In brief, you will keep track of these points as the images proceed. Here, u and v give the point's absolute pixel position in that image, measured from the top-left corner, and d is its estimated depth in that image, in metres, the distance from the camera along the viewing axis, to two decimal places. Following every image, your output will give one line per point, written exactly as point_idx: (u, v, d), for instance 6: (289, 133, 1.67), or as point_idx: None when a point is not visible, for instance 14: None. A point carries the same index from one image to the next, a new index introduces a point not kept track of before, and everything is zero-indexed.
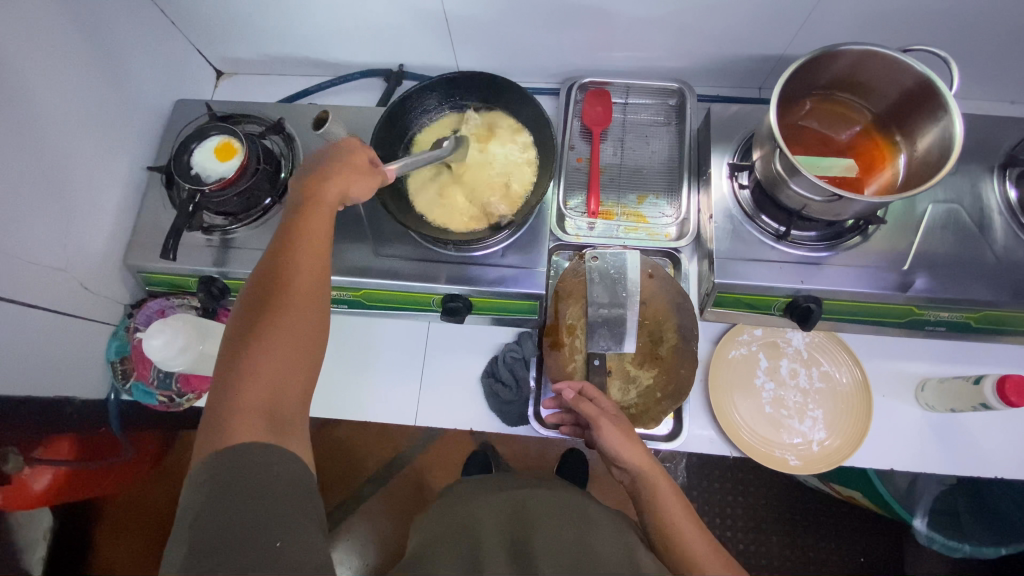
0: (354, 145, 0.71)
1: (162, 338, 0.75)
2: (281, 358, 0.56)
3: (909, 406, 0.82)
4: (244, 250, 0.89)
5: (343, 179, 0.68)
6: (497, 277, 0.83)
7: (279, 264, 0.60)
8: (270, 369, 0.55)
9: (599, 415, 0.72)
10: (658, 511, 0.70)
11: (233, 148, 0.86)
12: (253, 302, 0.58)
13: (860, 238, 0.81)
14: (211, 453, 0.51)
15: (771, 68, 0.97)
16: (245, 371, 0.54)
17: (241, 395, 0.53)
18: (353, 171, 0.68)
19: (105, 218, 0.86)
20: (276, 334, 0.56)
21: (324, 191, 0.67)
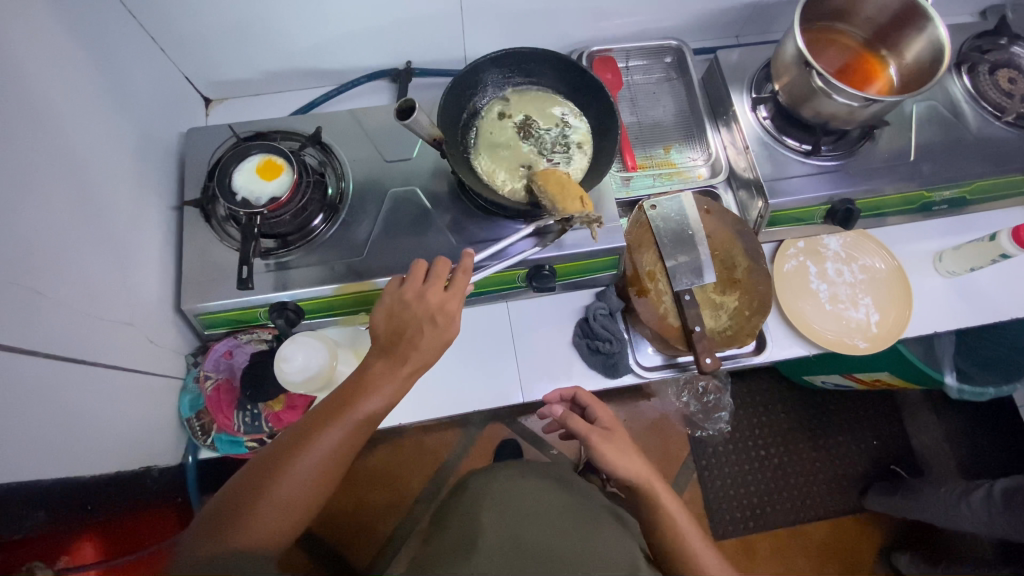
0: (450, 315, 0.68)
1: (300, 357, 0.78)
2: (287, 507, 0.58)
3: (933, 277, 0.96)
4: (306, 268, 0.84)
5: (425, 335, 0.67)
6: (575, 238, 0.85)
7: (332, 419, 0.62)
8: (278, 506, 0.58)
9: (590, 431, 0.78)
10: (657, 512, 0.74)
11: (276, 165, 0.82)
12: (297, 437, 0.62)
13: (870, 143, 0.93)
14: (199, 549, 0.55)
15: (748, 16, 1.08)
16: (259, 502, 0.57)
17: (246, 522, 0.56)
18: (430, 337, 0.67)
19: (150, 263, 0.78)
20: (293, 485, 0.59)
21: (404, 347, 0.66)
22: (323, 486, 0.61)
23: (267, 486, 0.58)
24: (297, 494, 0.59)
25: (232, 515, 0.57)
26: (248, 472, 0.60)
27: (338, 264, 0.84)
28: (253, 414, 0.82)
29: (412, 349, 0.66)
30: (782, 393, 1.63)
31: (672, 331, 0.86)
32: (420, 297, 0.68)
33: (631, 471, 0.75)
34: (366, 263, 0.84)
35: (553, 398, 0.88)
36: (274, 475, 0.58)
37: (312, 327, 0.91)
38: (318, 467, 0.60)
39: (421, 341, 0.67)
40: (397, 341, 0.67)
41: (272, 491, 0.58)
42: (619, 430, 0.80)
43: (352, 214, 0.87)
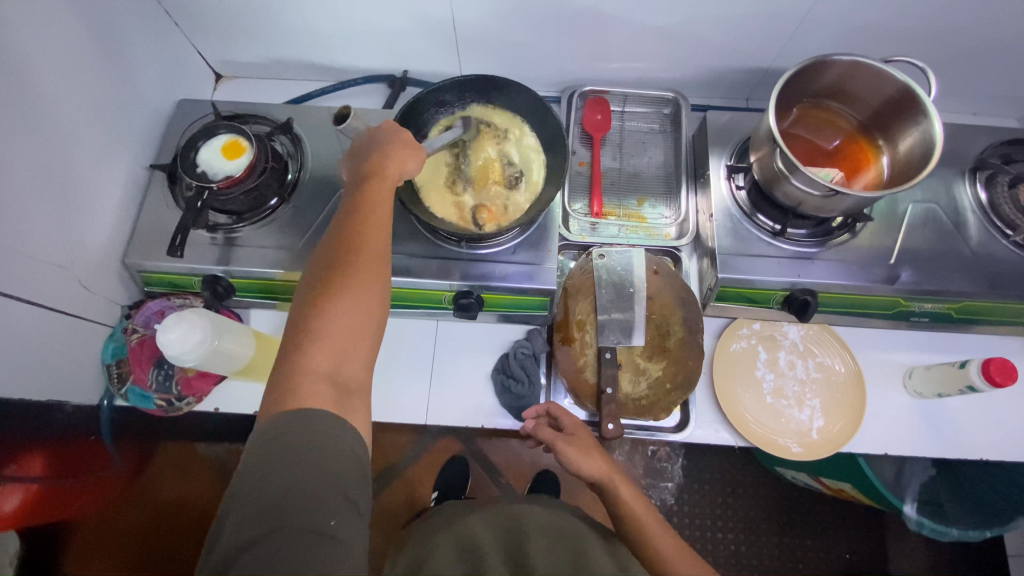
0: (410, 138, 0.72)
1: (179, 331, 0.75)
2: (348, 330, 0.57)
3: (899, 393, 0.87)
4: (247, 248, 0.87)
5: (401, 158, 0.70)
6: (504, 273, 0.84)
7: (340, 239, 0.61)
8: (341, 331, 0.56)
9: (555, 439, 0.77)
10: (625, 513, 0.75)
11: (240, 146, 0.86)
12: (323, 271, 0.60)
13: (849, 235, 0.86)
14: (285, 403, 0.52)
15: (759, 80, 1.04)
16: (320, 331, 0.55)
17: (316, 354, 0.55)
18: (407, 152, 0.70)
19: (105, 215, 0.84)
20: (346, 303, 0.57)
21: (385, 171, 0.68)
22: (375, 306, 0.59)
23: (319, 326, 0.56)
24: (348, 312, 0.57)
25: (294, 368, 0.54)
26: (294, 321, 0.57)
27: (276, 252, 0.86)
28: (167, 374, 0.86)
29: (393, 171, 0.69)
30: (754, 478, 1.51)
31: (585, 387, 0.83)
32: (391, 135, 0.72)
33: (594, 473, 0.75)
34: (301, 255, 0.86)
35: (530, 415, 0.85)
36: (319, 306, 0.57)
37: (247, 305, 0.94)
38: (360, 287, 0.59)
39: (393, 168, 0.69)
40: (379, 170, 0.68)
41: (330, 317, 0.56)
42: (582, 432, 0.80)
43: (303, 205, 0.90)
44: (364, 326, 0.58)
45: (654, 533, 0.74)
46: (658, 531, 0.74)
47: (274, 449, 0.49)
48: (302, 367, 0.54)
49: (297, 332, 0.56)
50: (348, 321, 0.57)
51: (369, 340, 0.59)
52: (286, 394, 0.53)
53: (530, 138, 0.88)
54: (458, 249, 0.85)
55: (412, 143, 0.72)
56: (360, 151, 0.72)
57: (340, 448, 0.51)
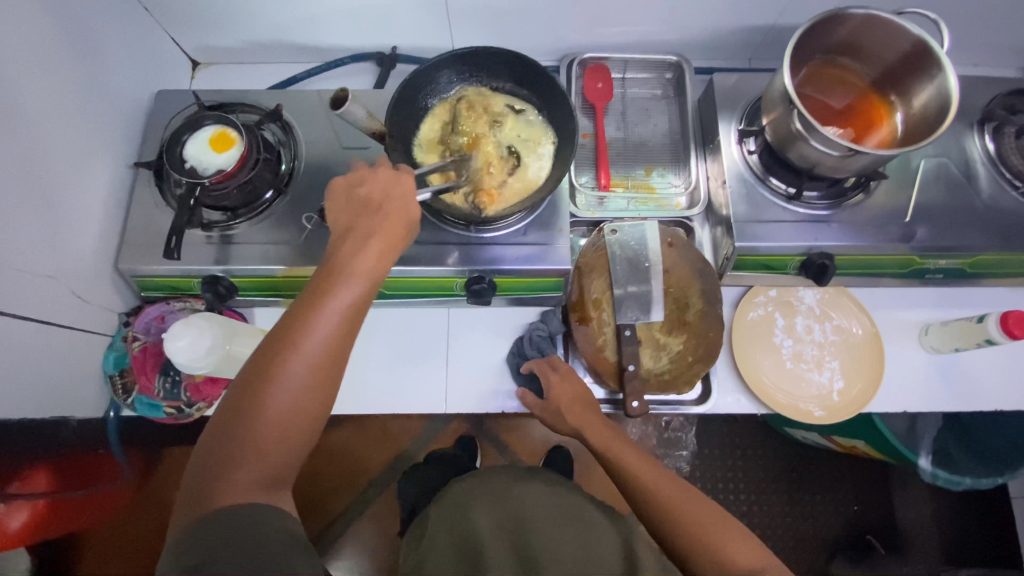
0: (400, 198, 0.66)
1: (186, 339, 0.72)
2: (288, 421, 0.55)
3: (915, 350, 0.87)
4: (246, 245, 0.83)
5: (383, 227, 0.64)
6: (517, 255, 0.82)
7: (298, 321, 0.58)
8: (279, 425, 0.55)
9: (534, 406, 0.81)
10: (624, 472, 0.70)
11: (229, 138, 0.81)
12: (272, 353, 0.56)
13: (863, 195, 0.84)
14: (209, 494, 0.52)
15: (762, 39, 1.00)
16: (256, 425, 0.54)
17: (250, 449, 0.53)
18: (389, 221, 0.64)
19: (90, 220, 0.79)
20: (292, 391, 0.55)
21: (362, 238, 0.63)
22: (320, 398, 0.57)
23: (257, 419, 0.54)
24: (293, 407, 0.55)
25: (224, 460, 0.53)
26: (231, 404, 0.56)
27: (276, 246, 0.83)
28: (174, 381, 0.83)
29: (371, 239, 0.63)
30: (762, 440, 1.53)
31: (606, 365, 0.81)
32: (372, 186, 0.66)
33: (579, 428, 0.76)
34: (305, 249, 0.83)
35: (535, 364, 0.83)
36: (260, 396, 0.54)
37: (250, 304, 0.91)
38: (308, 381, 0.56)
39: (371, 235, 0.64)
40: (356, 238, 0.63)
41: (269, 410, 0.54)
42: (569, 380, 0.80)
43: (301, 196, 0.85)
44: (307, 423, 0.56)
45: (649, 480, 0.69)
46: (654, 476, 0.69)
47: (196, 545, 0.48)
48: (235, 456, 0.53)
49: (234, 415, 0.54)
50: (287, 417, 0.55)
51: (307, 432, 0.57)
52: (208, 485, 0.52)
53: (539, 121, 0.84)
54: (466, 232, 0.82)
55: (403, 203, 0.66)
56: (347, 212, 0.66)
57: (270, 534, 0.50)
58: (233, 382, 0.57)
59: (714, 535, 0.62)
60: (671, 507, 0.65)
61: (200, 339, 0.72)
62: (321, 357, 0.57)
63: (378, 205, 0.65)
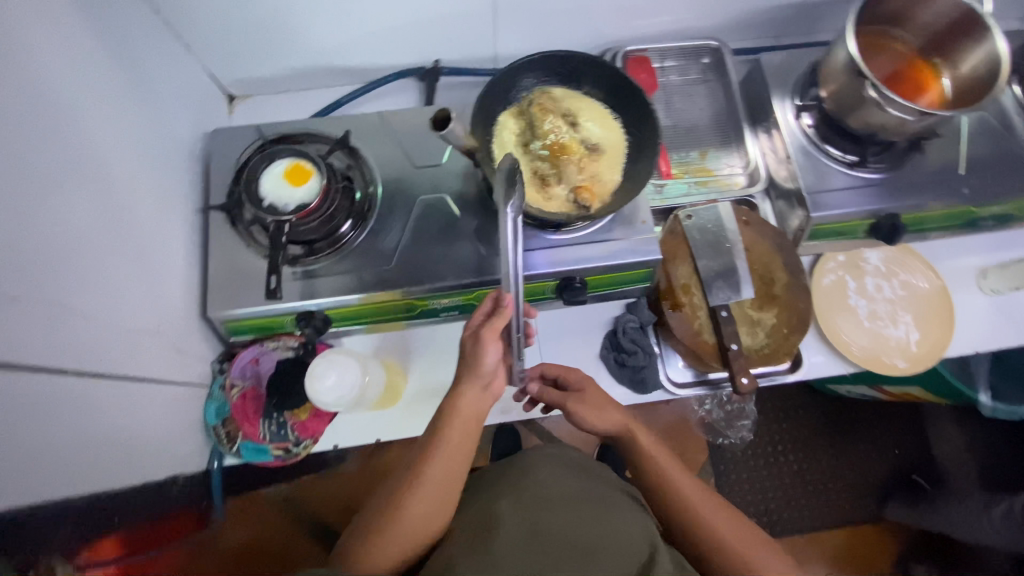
0: (496, 332, 0.65)
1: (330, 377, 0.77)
2: (408, 540, 0.64)
3: (976, 295, 0.93)
4: (334, 276, 0.82)
5: (478, 359, 0.66)
6: (607, 252, 0.83)
7: (420, 462, 0.66)
8: (405, 539, 0.63)
9: (564, 400, 0.79)
10: (647, 465, 0.76)
11: (305, 171, 0.79)
12: (402, 476, 0.66)
13: (919, 155, 0.89)
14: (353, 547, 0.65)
15: (791, 16, 1.04)
16: (384, 531, 0.63)
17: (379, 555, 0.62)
18: (480, 366, 0.67)
19: (175, 270, 0.78)
20: (410, 520, 0.63)
21: (464, 389, 0.68)
22: (438, 506, 0.65)
23: (380, 543, 0.63)
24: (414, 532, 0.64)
25: (364, 552, 0.62)
26: (373, 508, 0.67)
27: (367, 273, 0.82)
28: (279, 422, 0.81)
29: (471, 386, 0.68)
30: (804, 400, 1.60)
31: (707, 349, 0.84)
32: (473, 322, 0.68)
33: (610, 424, 0.78)
34: (395, 272, 0.82)
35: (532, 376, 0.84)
36: (392, 507, 0.64)
37: (338, 334, 0.88)
38: (428, 504, 0.64)
39: (469, 374, 0.68)
40: (461, 381, 0.68)
41: (397, 518, 0.63)
42: (591, 386, 0.81)
43: (380, 220, 0.84)
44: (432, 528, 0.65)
45: (674, 474, 0.74)
46: (677, 473, 0.75)
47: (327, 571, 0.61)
48: (371, 534, 0.64)
49: (375, 519, 0.65)
50: (411, 539, 0.64)
51: (432, 533, 0.66)
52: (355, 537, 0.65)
53: (612, 116, 0.85)
54: (522, 207, 0.62)
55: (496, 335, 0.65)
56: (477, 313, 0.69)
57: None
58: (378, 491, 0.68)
59: (729, 540, 0.68)
60: (687, 505, 0.71)
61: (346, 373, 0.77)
62: (442, 490, 0.65)
63: (472, 334, 0.67)
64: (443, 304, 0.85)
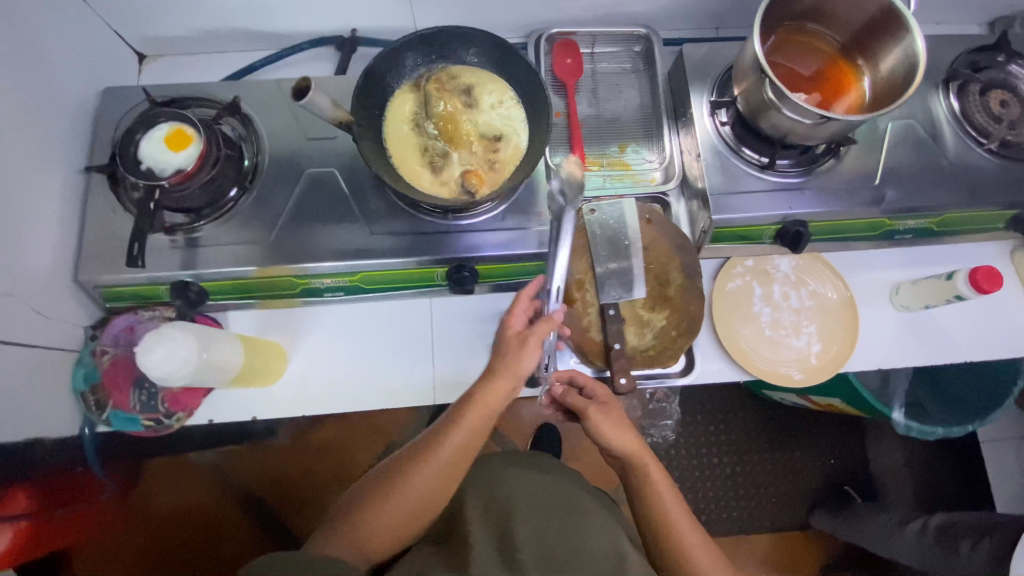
0: (528, 342, 0.71)
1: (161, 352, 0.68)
2: (397, 521, 0.66)
3: (889, 310, 0.90)
4: (214, 247, 0.80)
5: (516, 354, 0.70)
6: (496, 241, 0.80)
7: (433, 436, 0.69)
8: (396, 508, 0.66)
9: (587, 406, 0.74)
10: (645, 493, 0.72)
11: (186, 135, 0.76)
12: (415, 450, 0.69)
13: (834, 161, 0.85)
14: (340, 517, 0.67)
15: (729, 6, 1.00)
16: (377, 501, 0.66)
17: (364, 529, 0.65)
18: (531, 342, 0.71)
19: (46, 230, 0.75)
20: (402, 497, 0.66)
21: (501, 374, 0.69)
22: (441, 487, 0.68)
23: (372, 517, 0.65)
24: (405, 512, 0.66)
25: (356, 515, 0.66)
26: (378, 475, 0.69)
27: (249, 247, 0.79)
28: (150, 393, 0.80)
29: (508, 374, 0.69)
30: (743, 404, 1.58)
31: (592, 346, 0.82)
32: (513, 314, 0.74)
33: (623, 445, 0.73)
34: (277, 247, 0.80)
35: (559, 380, 0.80)
36: (397, 476, 0.67)
37: (224, 307, 0.87)
38: (430, 483, 0.67)
39: (506, 366, 0.70)
40: (500, 361, 0.70)
41: (395, 489, 0.66)
42: (614, 404, 0.76)
43: (267, 192, 0.82)
44: (429, 504, 0.68)
45: (665, 492, 0.72)
46: (674, 507, 0.71)
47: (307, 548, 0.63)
48: (369, 503, 0.66)
49: (376, 485, 0.67)
50: (404, 515, 0.66)
51: (425, 512, 0.68)
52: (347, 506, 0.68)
53: (511, 100, 0.82)
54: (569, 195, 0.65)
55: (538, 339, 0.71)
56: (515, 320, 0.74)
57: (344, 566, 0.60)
58: (385, 463, 0.70)
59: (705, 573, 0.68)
60: (670, 528, 0.70)
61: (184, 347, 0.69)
62: (448, 470, 0.68)
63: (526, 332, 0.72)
64: (327, 283, 0.84)
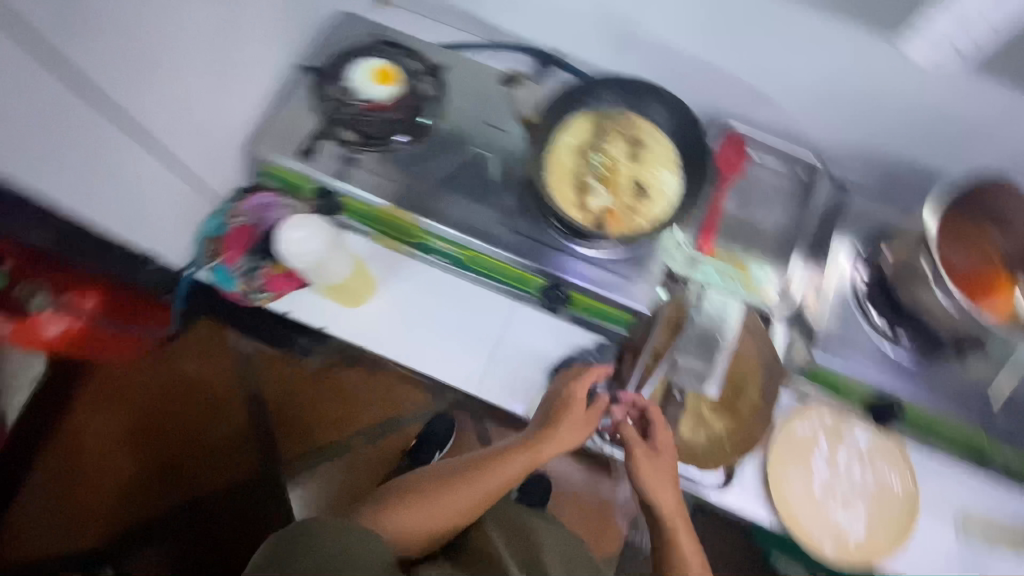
0: (591, 410, 0.78)
1: (302, 233, 0.80)
2: (421, 527, 0.67)
3: (941, 538, 0.84)
4: (365, 173, 0.88)
5: (573, 415, 0.76)
6: (599, 279, 0.84)
7: (481, 461, 0.72)
8: (423, 512, 0.67)
9: (636, 447, 0.76)
10: (673, 555, 0.71)
11: (392, 75, 0.89)
12: (457, 467, 0.72)
13: (957, 364, 0.82)
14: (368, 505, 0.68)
15: (918, 178, 0.96)
16: (407, 497, 0.68)
17: (384, 520, 0.66)
18: (583, 417, 0.77)
19: (242, 99, 0.85)
20: (436, 504, 0.68)
21: (562, 424, 0.75)
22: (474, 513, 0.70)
23: (399, 510, 0.67)
24: (433, 520, 0.67)
25: (386, 503, 0.68)
26: (412, 479, 0.72)
27: (392, 187, 0.87)
28: (255, 264, 0.88)
29: (568, 426, 0.76)
30: None
31: None
32: (578, 388, 0.79)
33: (661, 501, 0.72)
34: (414, 198, 0.86)
35: (620, 406, 0.80)
36: (437, 484, 0.70)
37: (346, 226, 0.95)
38: (469, 502, 0.69)
39: (573, 422, 0.76)
40: (563, 414, 0.77)
41: (431, 496, 0.68)
42: (667, 454, 0.77)
43: (429, 151, 0.89)
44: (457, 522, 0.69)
45: (692, 557, 0.70)
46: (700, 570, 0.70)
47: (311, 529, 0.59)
48: (400, 500, 0.68)
49: (413, 488, 0.70)
50: (432, 517, 0.67)
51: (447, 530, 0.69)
52: (377, 497, 0.69)
53: (676, 165, 0.85)
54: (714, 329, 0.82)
55: (594, 413, 0.78)
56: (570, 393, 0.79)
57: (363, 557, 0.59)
58: (420, 470, 0.74)
59: None
60: None
61: (316, 235, 0.81)
62: (488, 497, 0.70)
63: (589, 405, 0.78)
64: (439, 246, 0.90)
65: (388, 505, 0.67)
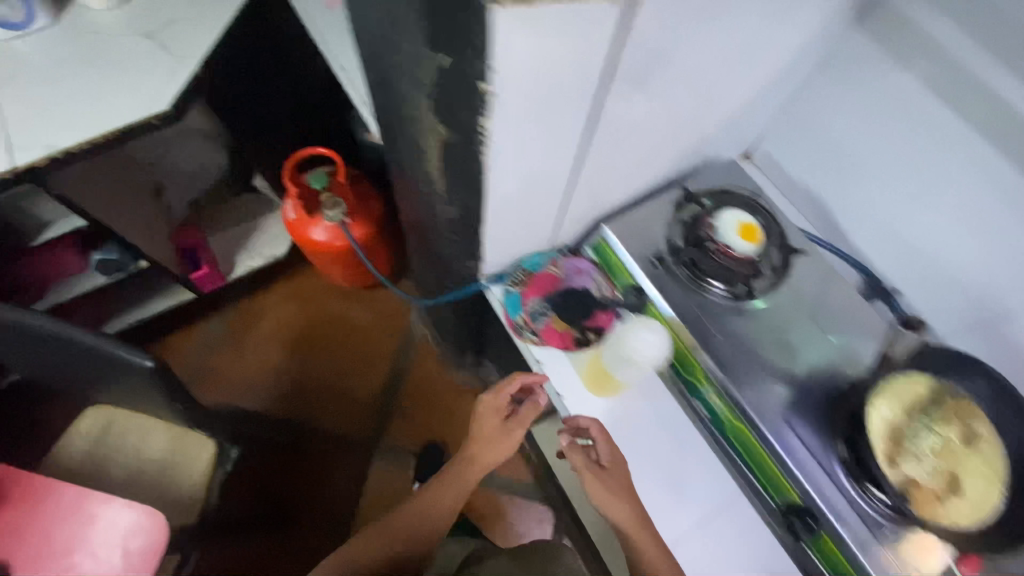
0: (512, 434, 1.00)
1: (651, 339, 0.89)
2: (385, 536, 0.97)
3: None
4: (681, 298, 0.91)
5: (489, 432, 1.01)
6: (854, 539, 0.77)
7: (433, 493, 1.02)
8: (401, 530, 0.98)
9: (584, 466, 0.89)
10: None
11: (754, 232, 0.92)
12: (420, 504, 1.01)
13: None
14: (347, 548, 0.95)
15: None
16: (388, 527, 0.98)
17: (372, 542, 0.96)
18: (491, 420, 1.01)
19: (624, 190, 0.93)
20: (403, 518, 0.99)
21: (496, 441, 1.00)
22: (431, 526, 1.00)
23: (383, 537, 0.97)
24: (411, 537, 0.98)
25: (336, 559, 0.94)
26: (396, 515, 0.99)
27: (699, 325, 0.89)
28: (543, 310, 0.95)
29: (493, 434, 1.01)
30: None
31: None
32: (484, 408, 1.01)
33: (619, 515, 0.86)
34: (713, 346, 0.87)
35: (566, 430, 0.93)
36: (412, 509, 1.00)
37: None
38: (423, 506, 1.01)
39: (488, 437, 1.01)
40: (485, 417, 1.01)
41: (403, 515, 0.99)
42: (617, 473, 0.88)
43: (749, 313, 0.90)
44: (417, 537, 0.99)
45: None
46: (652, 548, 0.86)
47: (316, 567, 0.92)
48: (365, 536, 0.97)
49: (382, 523, 0.99)
50: (400, 533, 0.98)
51: (413, 540, 0.98)
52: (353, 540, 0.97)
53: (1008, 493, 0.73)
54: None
55: (508, 446, 1.01)
56: (490, 400, 1.01)
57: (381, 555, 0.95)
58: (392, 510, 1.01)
59: None
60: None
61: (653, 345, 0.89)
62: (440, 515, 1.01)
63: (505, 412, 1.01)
64: (712, 401, 0.88)
65: (372, 535, 0.97)
